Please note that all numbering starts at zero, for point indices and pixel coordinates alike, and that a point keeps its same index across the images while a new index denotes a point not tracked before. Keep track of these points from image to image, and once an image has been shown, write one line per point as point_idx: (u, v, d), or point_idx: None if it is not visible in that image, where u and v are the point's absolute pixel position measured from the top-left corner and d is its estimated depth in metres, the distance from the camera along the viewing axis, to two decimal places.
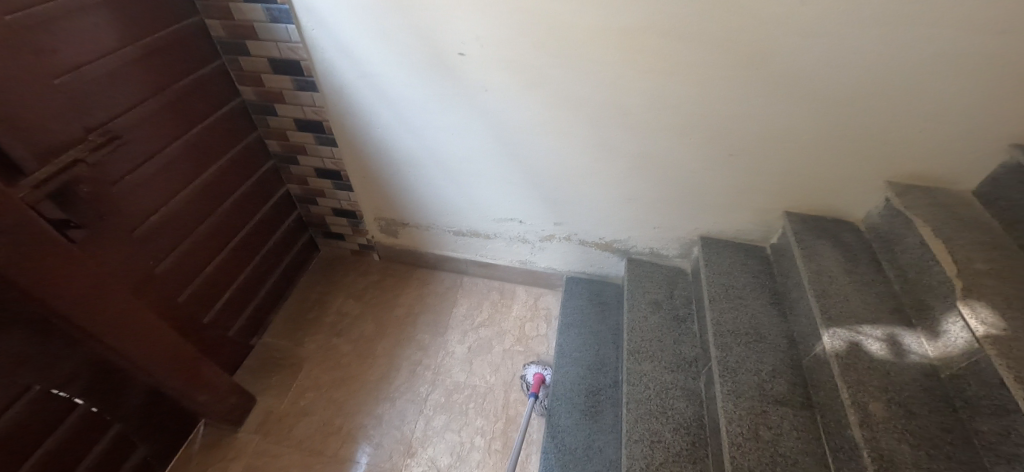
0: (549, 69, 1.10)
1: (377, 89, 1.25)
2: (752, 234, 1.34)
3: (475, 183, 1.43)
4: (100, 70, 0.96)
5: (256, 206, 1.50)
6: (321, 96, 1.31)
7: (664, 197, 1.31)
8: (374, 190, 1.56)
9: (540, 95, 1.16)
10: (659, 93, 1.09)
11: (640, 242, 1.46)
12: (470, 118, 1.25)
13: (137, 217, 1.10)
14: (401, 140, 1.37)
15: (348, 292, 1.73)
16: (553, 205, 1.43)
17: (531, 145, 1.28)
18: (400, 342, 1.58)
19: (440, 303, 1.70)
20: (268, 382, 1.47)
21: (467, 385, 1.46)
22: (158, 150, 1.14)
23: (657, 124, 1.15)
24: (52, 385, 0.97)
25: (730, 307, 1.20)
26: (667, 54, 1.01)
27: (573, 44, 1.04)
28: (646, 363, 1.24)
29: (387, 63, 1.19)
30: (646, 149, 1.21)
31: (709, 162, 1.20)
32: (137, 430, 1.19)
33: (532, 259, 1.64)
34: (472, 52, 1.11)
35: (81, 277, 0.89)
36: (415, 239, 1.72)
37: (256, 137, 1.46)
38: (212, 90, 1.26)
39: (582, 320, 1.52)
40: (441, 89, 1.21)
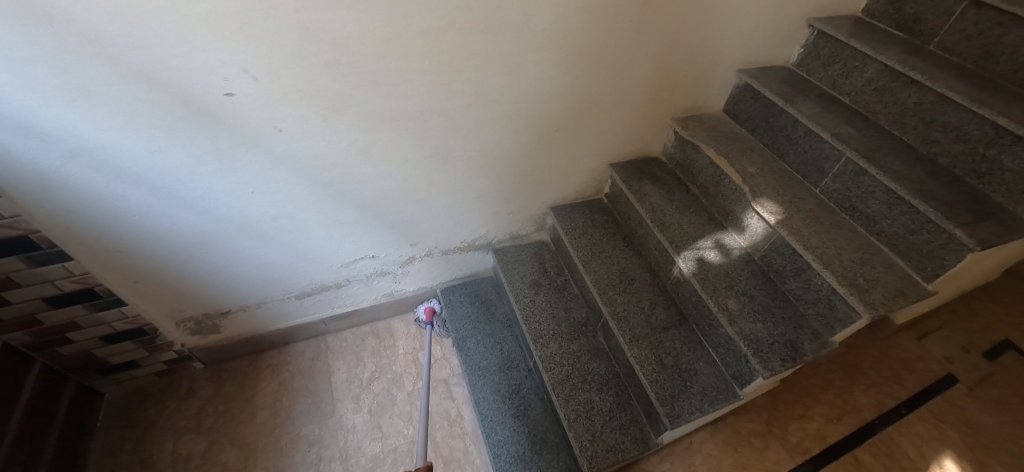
0: (353, 91, 0.93)
1: (111, 167, 0.87)
2: (588, 191, 1.47)
3: (303, 236, 1.18)
4: None
5: None
6: (8, 201, 0.85)
7: (510, 184, 1.31)
8: (159, 291, 1.15)
9: (352, 121, 0.98)
10: (480, 88, 1.04)
11: (500, 231, 1.46)
12: (269, 167, 0.99)
13: None
14: (178, 220, 1.01)
15: (177, 427, 1.30)
16: (403, 228, 1.29)
17: (357, 176, 1.10)
18: (282, 450, 1.27)
19: (310, 380, 1.41)
20: None
21: (386, 453, 1.28)
22: None
23: (485, 120, 1.11)
24: None
25: (600, 264, 1.32)
26: (476, 49, 0.96)
27: (373, 58, 0.89)
28: (553, 344, 1.28)
29: (113, 130, 0.82)
30: (481, 146, 1.17)
31: (540, 141, 1.23)
32: None
33: (398, 288, 1.49)
34: (244, 91, 0.85)
35: None
36: (244, 324, 1.36)
37: None
38: None
39: (473, 327, 1.47)
40: (215, 144, 0.91)
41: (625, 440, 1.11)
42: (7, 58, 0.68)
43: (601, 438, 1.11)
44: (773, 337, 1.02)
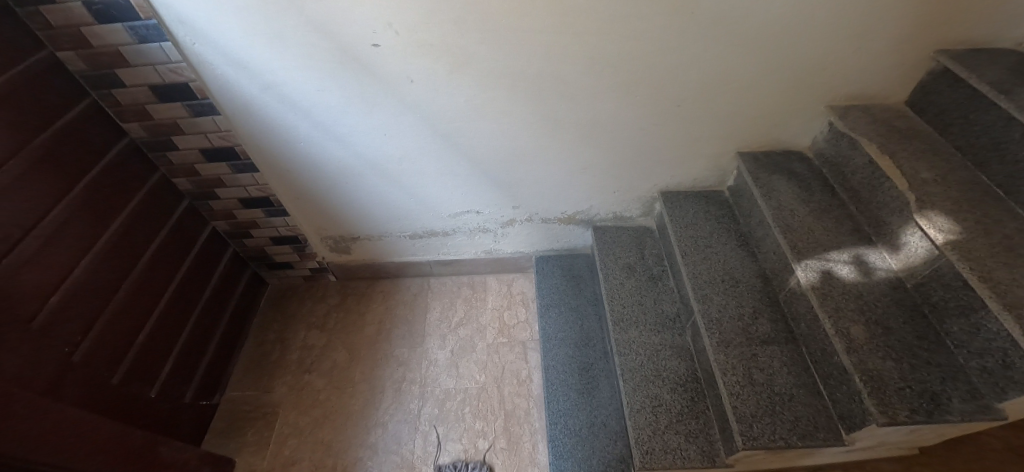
0: (475, 48, 1.00)
1: (288, 100, 1.10)
2: (707, 181, 1.34)
3: (420, 182, 1.33)
4: None
5: (179, 254, 1.32)
6: (225, 119, 1.15)
7: (618, 160, 1.27)
8: (311, 209, 1.42)
9: (471, 77, 1.06)
10: (597, 54, 1.02)
11: (602, 209, 1.43)
12: (400, 114, 1.14)
13: (29, 304, 0.93)
14: (328, 151, 1.23)
15: (310, 321, 1.61)
16: (506, 189, 1.36)
17: (470, 132, 1.19)
18: (378, 362, 1.48)
19: (410, 312, 1.61)
20: (242, 441, 1.34)
21: (458, 390, 1.40)
22: (36, 220, 0.96)
23: (599, 88, 1.09)
24: None
25: (703, 259, 1.20)
26: (596, 11, 0.94)
27: (495, 17, 0.95)
28: (633, 331, 1.23)
29: (292, 69, 1.04)
30: (592, 116, 1.16)
31: (657, 117, 1.16)
32: None
33: (497, 247, 1.58)
34: (387, 43, 0.99)
35: None
36: (369, 251, 1.60)
37: (160, 177, 1.27)
38: (88, 135, 1.07)
39: (559, 299, 1.48)
40: (360, 88, 1.08)
41: (689, 447, 1.02)
42: (232, 6, 0.91)
43: (662, 437, 1.04)
44: (905, 382, 0.82)
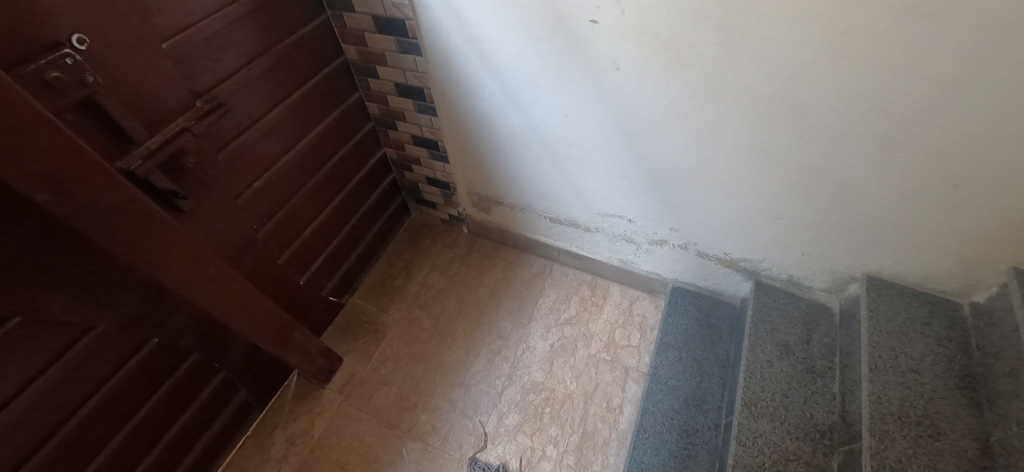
0: (708, 49, 0.83)
1: (485, 57, 1.07)
2: (943, 285, 1.01)
3: (583, 172, 1.24)
4: (205, 32, 0.91)
5: (353, 170, 1.46)
6: (424, 61, 1.17)
7: (828, 223, 1.02)
8: (470, 164, 1.44)
9: (687, 80, 0.90)
10: (867, 93, 0.77)
11: (777, 266, 1.19)
12: (590, 100, 1.04)
13: (240, 184, 1.09)
14: (506, 117, 1.20)
15: (435, 263, 1.69)
16: (671, 208, 1.20)
17: (658, 139, 1.04)
18: (481, 326, 1.52)
19: (525, 290, 1.60)
20: (353, 345, 1.51)
21: (545, 387, 1.37)
22: (262, 114, 1.10)
23: (846, 135, 0.85)
24: (168, 338, 1.01)
25: (898, 384, 0.93)
26: (897, 40, 0.69)
27: (749, 19, 0.76)
28: (764, 422, 1.03)
29: (500, 28, 0.99)
30: (819, 163, 0.92)
31: (913, 192, 0.88)
32: (242, 376, 1.25)
33: (634, 260, 1.45)
34: (606, 21, 0.87)
35: (178, 247, 0.88)
36: (506, 218, 1.60)
37: (358, 98, 1.39)
38: (316, 49, 1.19)
39: (684, 342, 1.33)
40: (560, 64, 1.00)
41: None
42: None
43: None
44: None
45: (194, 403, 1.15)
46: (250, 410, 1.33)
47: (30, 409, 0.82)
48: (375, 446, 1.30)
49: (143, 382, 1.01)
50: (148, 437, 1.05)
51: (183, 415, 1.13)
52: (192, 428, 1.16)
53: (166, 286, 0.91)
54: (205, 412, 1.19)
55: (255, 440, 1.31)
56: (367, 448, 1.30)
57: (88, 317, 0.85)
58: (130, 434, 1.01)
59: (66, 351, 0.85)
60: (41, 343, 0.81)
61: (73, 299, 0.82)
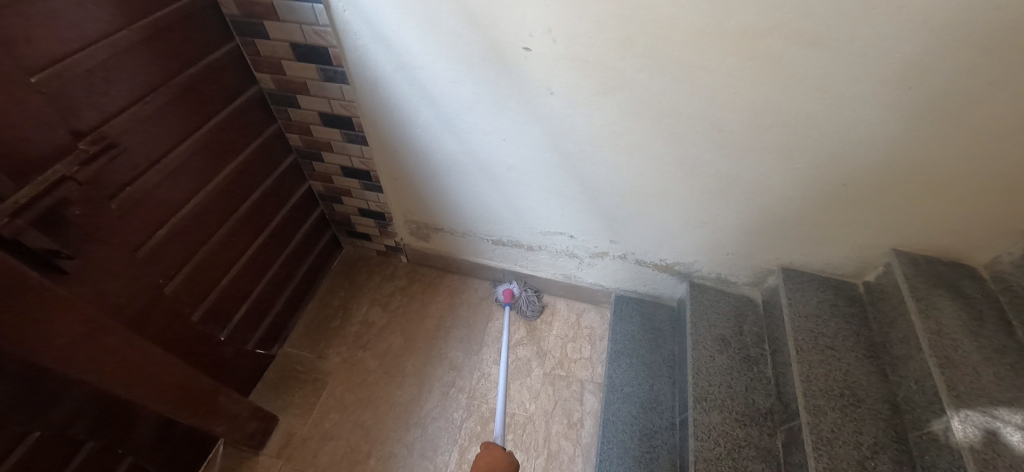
0: (634, 74, 0.89)
1: (418, 85, 1.05)
2: (841, 270, 1.16)
3: (523, 193, 1.25)
4: (86, 64, 0.78)
5: (275, 207, 1.34)
6: (351, 89, 1.12)
7: (747, 224, 1.13)
8: (406, 192, 1.39)
9: (618, 102, 0.95)
10: (770, 109, 0.88)
11: (706, 267, 1.29)
12: (527, 124, 1.06)
13: (139, 234, 0.94)
14: (442, 143, 1.18)
15: (374, 298, 1.60)
16: (610, 222, 1.25)
17: (594, 158, 1.09)
18: (431, 359, 1.45)
19: (473, 315, 1.56)
20: (289, 400, 1.36)
21: (505, 413, 1.34)
22: (163, 153, 0.97)
23: (756, 146, 0.95)
24: (52, 430, 0.83)
25: (821, 362, 1.04)
26: (791, 63, 0.80)
27: (670, 46, 0.83)
28: (715, 414, 1.10)
29: (433, 56, 0.98)
30: (736, 172, 1.02)
31: (812, 192, 1.01)
32: (154, 458, 1.06)
33: (577, 274, 1.49)
34: (539, 49, 0.90)
35: (64, 320, 0.73)
36: (447, 244, 1.57)
37: (276, 130, 1.28)
38: (225, 79, 1.08)
39: (632, 348, 1.38)
40: (495, 89, 1.01)
41: None
42: None
43: None
44: None
45: None
46: None
47: None
48: None
49: None
50: None
51: None
52: None
53: (50, 366, 0.75)
54: None
55: None
56: None
57: None
58: None
59: None
60: None
61: None
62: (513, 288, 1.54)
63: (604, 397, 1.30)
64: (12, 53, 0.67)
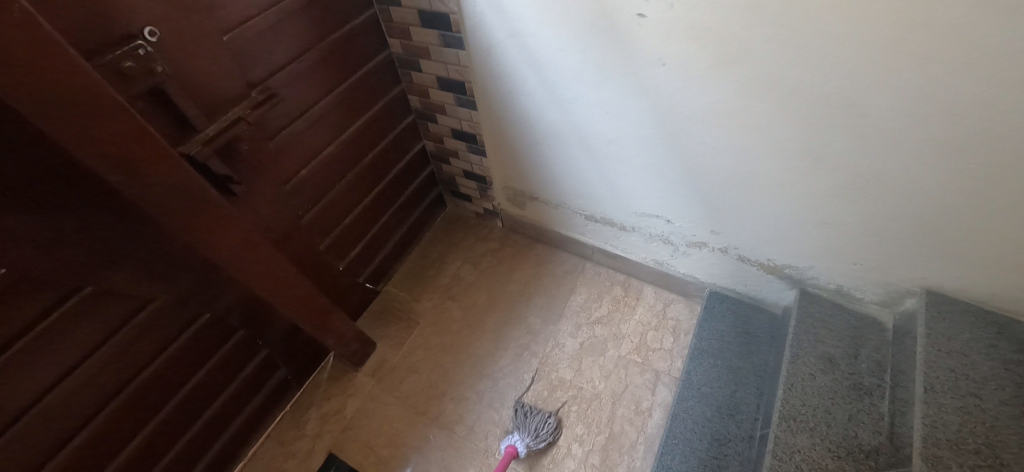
0: (761, 45, 0.79)
1: (527, 52, 1.07)
2: (1016, 305, 0.93)
3: (621, 170, 1.22)
4: (260, 25, 0.95)
5: (392, 162, 1.50)
6: (465, 55, 1.18)
7: (884, 232, 0.95)
8: (507, 159, 1.45)
9: (737, 76, 0.86)
10: (938, 94, 0.71)
11: (824, 275, 1.13)
12: (632, 97, 1.02)
13: (287, 171, 1.14)
14: (545, 112, 1.19)
15: (467, 256, 1.72)
16: (713, 210, 1.16)
17: (702, 138, 1.01)
18: (510, 320, 1.53)
19: (556, 286, 1.59)
20: (386, 331, 1.55)
21: (572, 385, 1.36)
22: (310, 105, 1.15)
23: (911, 138, 0.79)
24: (218, 314, 1.08)
25: (956, 408, 0.86)
26: (976, 35, 0.64)
27: (809, 13, 0.72)
28: (803, 437, 0.99)
29: (543, 22, 0.99)
30: (879, 168, 0.86)
31: (985, 202, 0.81)
32: (283, 354, 1.32)
33: (669, 262, 1.42)
34: (652, 16, 0.85)
35: (230, 231, 0.94)
36: (540, 214, 1.60)
37: (400, 91, 1.42)
38: (363, 42, 1.22)
39: (719, 349, 1.29)
40: (602, 59, 0.98)
41: None
42: None
43: None
44: None
45: (239, 376, 1.22)
46: (288, 387, 1.40)
47: (96, 372, 0.89)
48: (403, 431, 1.33)
49: (194, 354, 1.08)
50: (197, 405, 1.13)
51: (228, 388, 1.20)
52: (236, 399, 1.23)
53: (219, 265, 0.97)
54: (247, 386, 1.26)
55: (292, 416, 1.38)
56: (395, 432, 1.34)
57: (149, 290, 0.92)
58: (182, 401, 1.08)
59: (130, 320, 0.92)
60: (105, 312, 0.87)
61: (138, 274, 0.88)
62: (516, 443, 1.23)
63: (677, 392, 1.24)
64: (211, 15, 0.85)
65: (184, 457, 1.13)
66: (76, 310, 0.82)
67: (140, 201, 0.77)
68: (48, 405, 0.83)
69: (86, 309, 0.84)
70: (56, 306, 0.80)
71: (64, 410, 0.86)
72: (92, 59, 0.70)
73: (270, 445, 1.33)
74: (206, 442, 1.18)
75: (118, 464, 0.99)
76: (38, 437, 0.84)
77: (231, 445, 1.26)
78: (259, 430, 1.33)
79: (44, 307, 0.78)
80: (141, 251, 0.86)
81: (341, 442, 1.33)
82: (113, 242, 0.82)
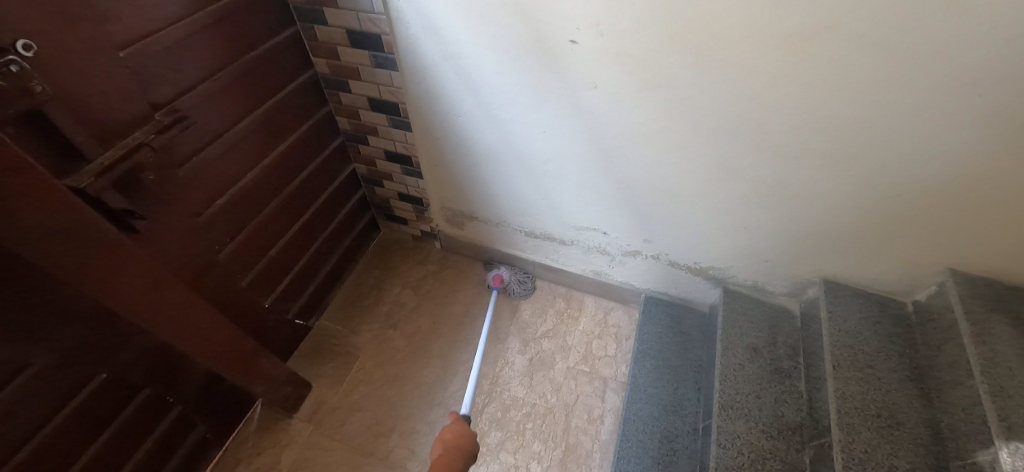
0: (681, 70, 0.88)
1: (463, 74, 1.08)
2: (888, 286, 1.11)
3: (559, 187, 1.26)
4: (166, 41, 0.86)
5: (321, 186, 1.41)
6: (399, 76, 1.16)
7: (787, 232, 1.09)
8: (445, 179, 1.43)
9: (661, 99, 0.95)
10: (822, 113, 0.85)
11: (742, 274, 1.26)
12: (567, 117, 1.07)
13: (200, 201, 1.02)
14: (483, 133, 1.21)
15: (406, 281, 1.65)
16: (645, 220, 1.24)
17: (633, 155, 1.08)
18: (458, 343, 1.49)
19: (501, 304, 1.59)
20: (322, 370, 1.43)
21: (525, 403, 1.36)
22: (226, 129, 1.04)
23: (805, 150, 0.92)
24: (117, 373, 0.92)
25: (857, 379, 1.00)
26: (847, 66, 0.77)
27: (721, 43, 0.81)
28: (740, 423, 1.08)
29: (480, 46, 1.00)
30: (781, 177, 0.99)
31: (861, 202, 0.96)
32: (199, 410, 1.15)
33: (607, 272, 1.49)
34: (584, 43, 0.91)
35: (134, 274, 0.81)
36: (480, 233, 1.60)
37: (327, 113, 1.35)
38: (284, 62, 1.15)
39: (659, 350, 1.37)
40: (539, 82, 1.02)
41: None
42: None
43: None
44: None
45: (145, 443, 1.04)
46: (207, 448, 1.22)
47: None
48: None
49: (86, 424, 0.90)
50: None
51: (131, 458, 1.02)
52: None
53: (119, 314, 0.83)
54: (156, 454, 1.08)
55: None
56: None
57: (24, 353, 0.76)
58: None
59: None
60: None
61: (10, 334, 0.72)
62: (504, 274, 1.57)
63: (626, 396, 1.29)
64: (104, 28, 0.74)
65: None
66: None
67: (18, 247, 0.64)
68: None
69: None
70: None
71: None
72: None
73: None
74: None
75: None
76: None
77: None
78: None
79: None
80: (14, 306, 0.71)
81: None
82: None
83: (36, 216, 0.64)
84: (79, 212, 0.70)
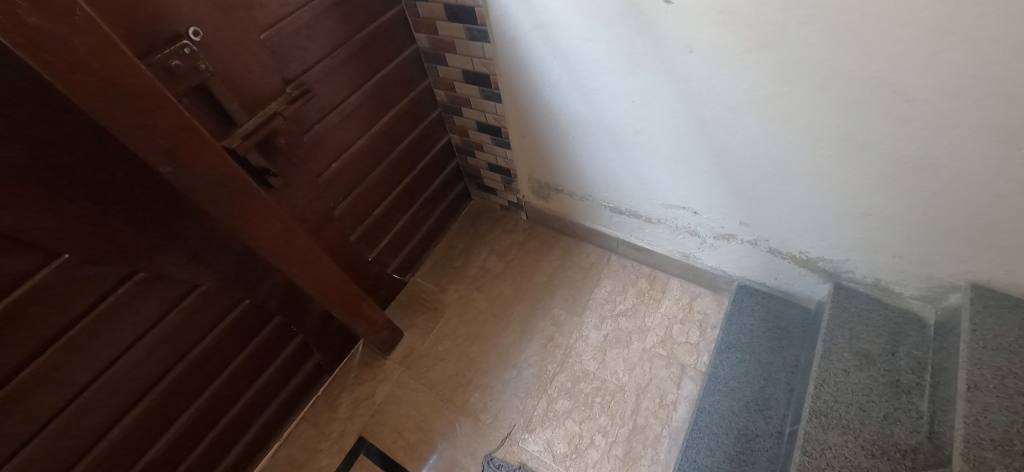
0: (796, 28, 0.77)
1: (552, 43, 1.07)
2: None
3: (648, 160, 1.20)
4: (296, 23, 1.00)
5: (420, 155, 1.53)
6: (491, 48, 1.19)
7: (927, 223, 0.91)
8: (533, 151, 1.45)
9: (768, 63, 0.84)
10: (989, 75, 0.68)
11: (861, 269, 1.09)
12: (660, 86, 1.01)
13: (320, 164, 1.19)
14: (571, 103, 1.19)
15: (492, 248, 1.74)
16: (743, 201, 1.13)
17: (733, 127, 0.99)
18: (536, 311, 1.54)
19: (581, 279, 1.59)
20: (414, 321, 1.59)
21: (596, 377, 1.37)
22: (341, 100, 1.19)
23: (957, 123, 0.75)
24: (257, 300, 1.14)
25: (1003, 408, 0.82)
26: None
27: None
28: (835, 434, 0.96)
29: (570, 12, 0.98)
30: (922, 155, 0.82)
31: None
32: (316, 340, 1.38)
33: (697, 255, 1.39)
34: (681, 2, 0.84)
35: (269, 223, 0.99)
36: (566, 206, 1.60)
37: (428, 85, 1.45)
38: (392, 38, 1.25)
39: (748, 343, 1.26)
40: (631, 48, 0.97)
41: None
42: None
43: None
44: None
45: (276, 360, 1.28)
46: (322, 372, 1.46)
47: (149, 351, 0.96)
48: (430, 417, 1.37)
49: (236, 337, 1.15)
50: (239, 386, 1.20)
51: (266, 370, 1.27)
52: (274, 381, 1.30)
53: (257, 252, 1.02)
54: (284, 369, 1.32)
55: (325, 400, 1.44)
56: (422, 418, 1.37)
57: (195, 276, 0.98)
58: (224, 382, 1.15)
59: (178, 305, 0.98)
60: (156, 297, 0.94)
61: (186, 260, 0.95)
62: None
63: (703, 386, 1.23)
64: (251, 14, 0.89)
65: (226, 434, 1.21)
66: (130, 294, 0.89)
67: (191, 193, 0.83)
68: (109, 378, 0.91)
69: (140, 293, 0.91)
70: (112, 290, 0.86)
71: (119, 383, 0.93)
72: (144, 58, 0.75)
73: (304, 427, 1.39)
74: (246, 421, 1.25)
75: (168, 436, 1.06)
76: (97, 408, 0.91)
77: (269, 424, 1.33)
78: (294, 412, 1.40)
79: (102, 290, 0.85)
80: (187, 240, 0.93)
81: (371, 425, 1.38)
82: (163, 232, 0.88)
83: (201, 170, 0.82)
84: (231, 169, 0.87)
